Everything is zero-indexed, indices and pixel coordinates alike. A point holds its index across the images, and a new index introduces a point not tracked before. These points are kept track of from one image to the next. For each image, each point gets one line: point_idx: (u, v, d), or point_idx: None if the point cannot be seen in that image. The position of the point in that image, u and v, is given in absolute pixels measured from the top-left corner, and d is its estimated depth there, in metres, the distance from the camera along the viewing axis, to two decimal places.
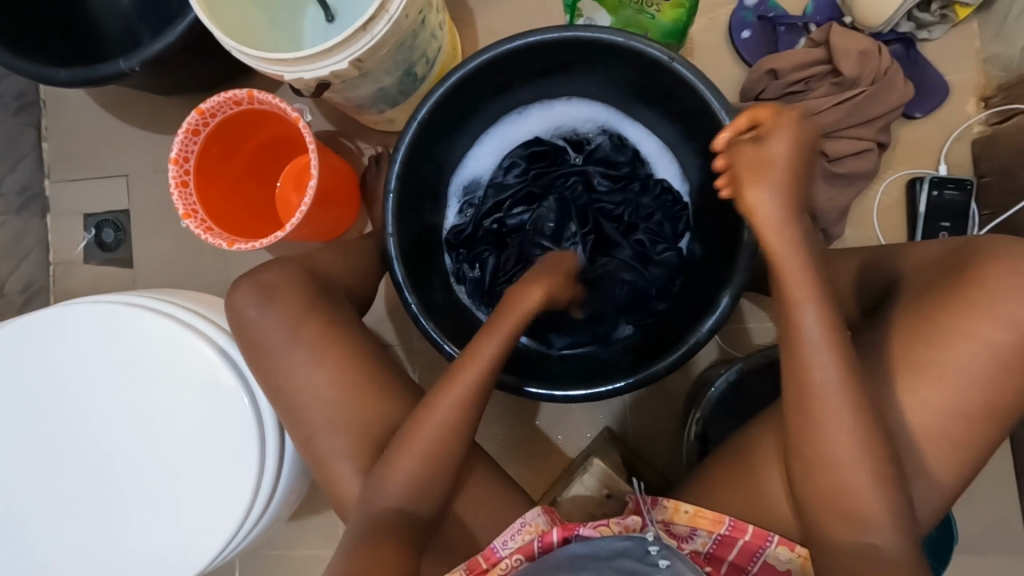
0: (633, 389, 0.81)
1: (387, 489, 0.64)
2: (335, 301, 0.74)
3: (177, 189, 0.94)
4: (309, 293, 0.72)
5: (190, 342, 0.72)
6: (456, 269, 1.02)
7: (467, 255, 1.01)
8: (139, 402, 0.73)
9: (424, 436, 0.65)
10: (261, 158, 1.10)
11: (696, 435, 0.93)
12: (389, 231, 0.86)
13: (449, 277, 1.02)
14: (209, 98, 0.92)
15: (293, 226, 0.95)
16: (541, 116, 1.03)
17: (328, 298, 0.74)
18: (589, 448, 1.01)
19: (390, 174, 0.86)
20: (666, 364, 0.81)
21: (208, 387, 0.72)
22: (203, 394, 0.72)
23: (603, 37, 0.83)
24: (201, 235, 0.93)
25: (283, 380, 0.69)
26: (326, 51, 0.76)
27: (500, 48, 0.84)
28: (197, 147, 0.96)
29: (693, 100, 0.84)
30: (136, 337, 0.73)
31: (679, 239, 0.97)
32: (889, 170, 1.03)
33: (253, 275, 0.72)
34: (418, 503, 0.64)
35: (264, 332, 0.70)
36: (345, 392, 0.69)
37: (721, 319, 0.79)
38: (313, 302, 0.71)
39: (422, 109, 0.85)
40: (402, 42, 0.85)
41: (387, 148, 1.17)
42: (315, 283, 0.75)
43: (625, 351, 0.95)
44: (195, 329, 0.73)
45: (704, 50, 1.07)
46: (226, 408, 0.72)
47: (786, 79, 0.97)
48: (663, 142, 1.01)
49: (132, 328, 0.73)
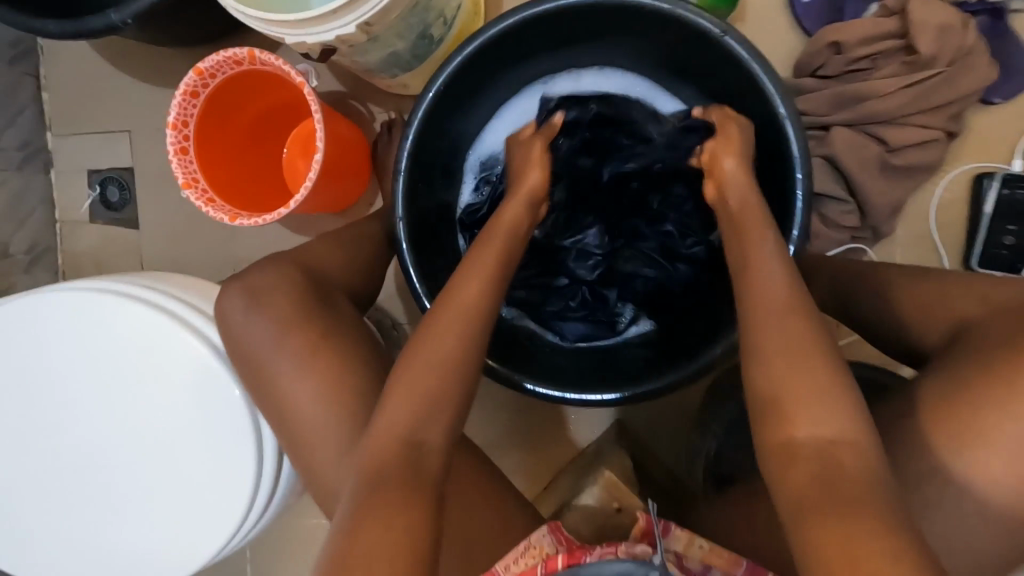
0: (645, 399, 0.76)
1: (389, 428, 0.59)
2: (335, 297, 0.70)
3: (176, 157, 0.88)
4: (304, 290, 0.68)
5: (181, 337, 0.68)
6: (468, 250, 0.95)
7: None
8: (130, 397, 0.70)
9: (434, 368, 0.61)
10: (266, 124, 1.02)
11: (711, 455, 0.87)
12: (397, 214, 0.79)
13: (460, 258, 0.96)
14: (208, 56, 0.85)
15: (298, 202, 0.89)
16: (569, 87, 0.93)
17: (326, 295, 0.69)
18: (600, 445, 1.00)
19: (400, 153, 0.79)
20: (683, 374, 0.76)
21: (201, 388, 0.69)
22: (196, 395, 0.69)
23: (644, 3, 0.72)
24: (202, 207, 0.89)
25: (270, 382, 0.65)
26: (330, 13, 0.67)
27: (526, 13, 0.75)
28: (197, 111, 0.90)
29: (742, 80, 0.74)
30: (124, 329, 0.69)
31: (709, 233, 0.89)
32: (955, 162, 0.92)
33: (242, 277, 0.68)
34: (430, 442, 0.59)
35: (251, 338, 0.66)
36: (339, 402, 0.64)
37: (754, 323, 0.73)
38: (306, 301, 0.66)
39: (437, 80, 0.77)
40: (418, 2, 0.76)
41: (400, 114, 1.10)
42: (311, 278, 0.70)
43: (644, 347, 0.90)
44: (188, 322, 0.69)
45: (758, 15, 0.95)
46: (219, 403, 0.69)
47: (851, 55, 0.86)
48: None
49: (120, 320, 0.69)
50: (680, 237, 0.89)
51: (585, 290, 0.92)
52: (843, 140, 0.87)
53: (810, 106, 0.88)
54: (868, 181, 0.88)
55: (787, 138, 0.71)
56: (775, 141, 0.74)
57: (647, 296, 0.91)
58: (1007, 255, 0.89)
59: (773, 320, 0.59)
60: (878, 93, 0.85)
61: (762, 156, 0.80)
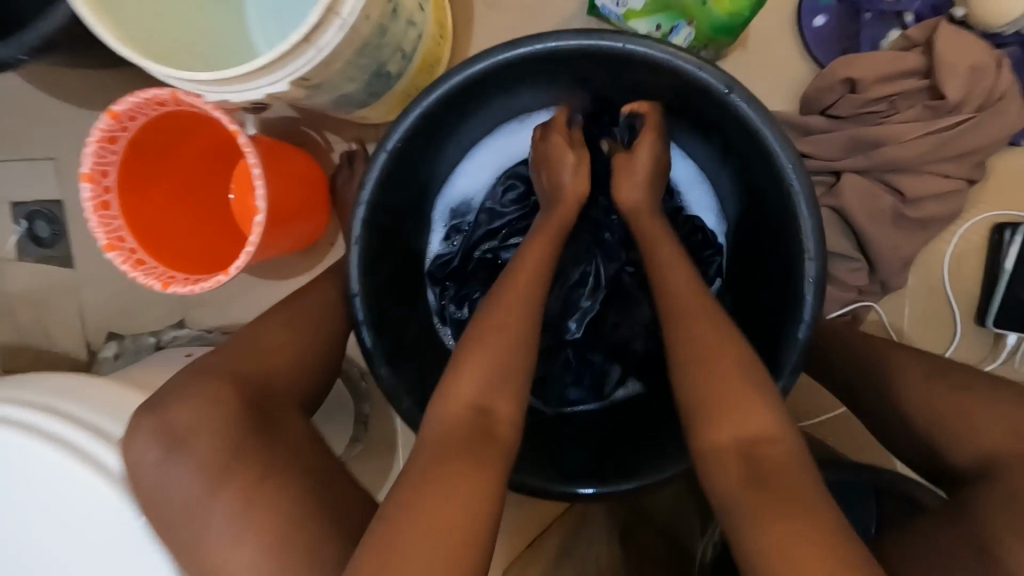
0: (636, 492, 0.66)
1: (454, 398, 0.54)
2: (281, 415, 0.59)
3: (96, 213, 0.75)
4: (238, 415, 0.56)
5: (88, 479, 0.55)
6: (439, 308, 0.83)
7: (455, 292, 0.82)
8: (30, 547, 0.57)
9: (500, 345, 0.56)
10: (207, 162, 0.90)
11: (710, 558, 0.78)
12: (354, 289, 0.69)
13: (432, 317, 0.83)
14: (122, 99, 0.72)
15: (239, 268, 0.77)
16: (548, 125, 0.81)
17: (271, 413, 0.58)
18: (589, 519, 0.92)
19: (353, 221, 0.68)
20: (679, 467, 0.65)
21: (112, 547, 0.55)
22: (107, 553, 0.56)
23: (637, 49, 0.61)
24: (129, 272, 0.77)
25: (194, 535, 0.53)
26: (256, 70, 0.55)
27: (494, 58, 0.63)
28: (118, 157, 0.77)
29: (746, 141, 0.63)
30: (23, 463, 0.57)
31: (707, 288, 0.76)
32: (974, 209, 0.84)
33: (161, 410, 0.56)
34: (500, 413, 0.54)
35: (175, 492, 0.54)
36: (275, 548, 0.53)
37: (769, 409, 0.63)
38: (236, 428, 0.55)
39: (391, 139, 0.66)
40: (367, 42, 0.63)
41: (363, 145, 0.97)
42: (250, 391, 0.58)
43: (637, 413, 0.80)
44: (91, 457, 0.56)
45: (764, 40, 0.83)
46: (134, 566, 0.55)
47: (866, 95, 0.76)
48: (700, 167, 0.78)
49: (18, 451, 0.56)
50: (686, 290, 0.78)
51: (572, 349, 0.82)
52: (853, 188, 0.78)
53: (818, 149, 0.79)
54: (880, 234, 0.79)
55: (797, 214, 0.60)
56: (781, 213, 0.63)
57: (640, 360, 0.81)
58: None
59: (787, 444, 0.51)
60: (895, 139, 0.75)
61: (763, 222, 0.68)
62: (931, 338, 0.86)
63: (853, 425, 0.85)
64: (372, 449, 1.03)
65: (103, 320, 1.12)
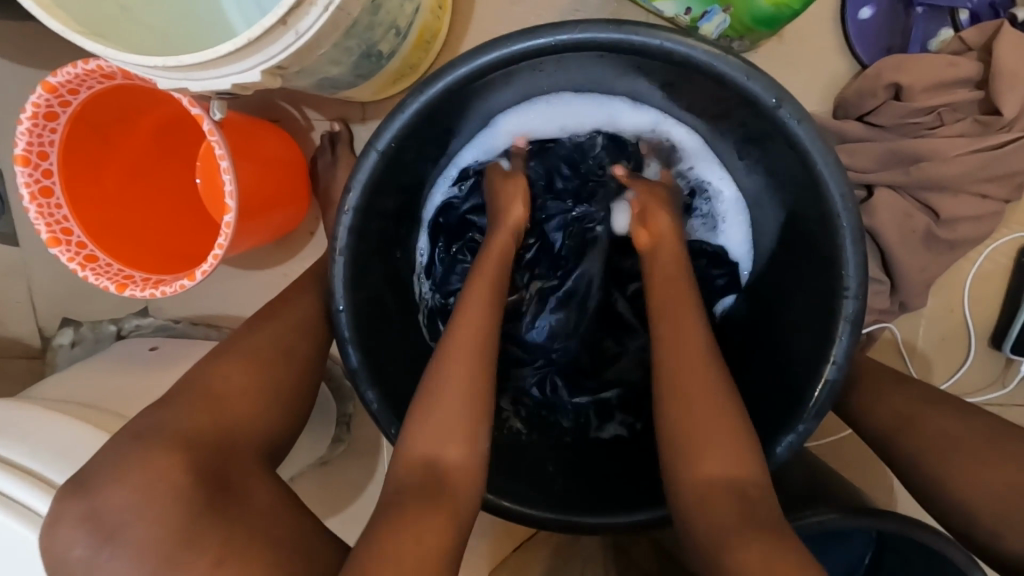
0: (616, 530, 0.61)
1: (417, 440, 0.53)
2: (242, 461, 0.54)
3: (35, 202, 0.65)
4: (191, 469, 0.50)
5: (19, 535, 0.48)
6: (429, 262, 0.75)
7: (447, 256, 0.75)
8: None
9: (456, 395, 0.54)
10: (166, 139, 0.79)
11: None
12: (338, 303, 0.62)
13: (416, 271, 0.76)
14: (61, 69, 0.61)
15: (205, 270, 0.67)
16: (593, 106, 0.71)
17: (225, 472, 0.52)
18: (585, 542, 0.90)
19: (337, 229, 0.60)
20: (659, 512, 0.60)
21: None
22: None
23: (677, 49, 0.52)
24: (77, 271, 0.67)
25: None
26: (223, 57, 0.45)
27: (509, 49, 0.54)
28: (57, 136, 0.66)
29: (790, 159, 0.56)
30: None
31: (715, 304, 0.73)
32: (1003, 229, 0.79)
33: (98, 475, 0.48)
34: (449, 464, 0.52)
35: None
36: None
37: (790, 449, 0.58)
38: (192, 496, 0.49)
39: (385, 135, 0.57)
40: (356, 22, 0.54)
41: (346, 125, 0.87)
42: (206, 457, 0.51)
43: (617, 428, 0.75)
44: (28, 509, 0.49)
45: (802, 31, 0.75)
46: None
47: (913, 104, 0.69)
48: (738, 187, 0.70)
49: None
50: (704, 291, 0.73)
51: (543, 360, 0.77)
52: (886, 206, 0.71)
53: (854, 159, 0.72)
54: (909, 257, 0.73)
55: (839, 247, 0.54)
56: (820, 241, 0.57)
57: (645, 357, 0.76)
58: None
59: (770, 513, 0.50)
60: (939, 154, 0.69)
61: (801, 249, 0.61)
62: (945, 360, 0.83)
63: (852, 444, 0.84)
64: (354, 452, 0.97)
65: (54, 305, 1.01)
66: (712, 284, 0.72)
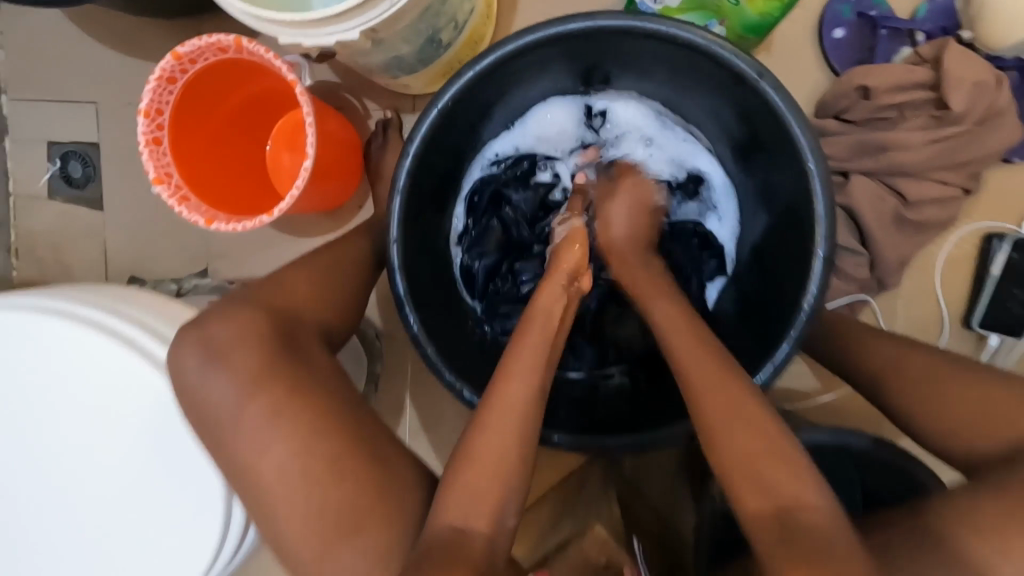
0: (624, 448, 0.68)
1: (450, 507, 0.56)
2: (306, 342, 0.64)
3: (148, 147, 0.78)
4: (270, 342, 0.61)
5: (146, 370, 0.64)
6: (465, 229, 0.87)
7: (477, 228, 0.87)
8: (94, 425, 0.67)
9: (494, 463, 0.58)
10: (248, 115, 0.94)
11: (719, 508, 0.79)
12: (391, 237, 0.72)
13: (451, 237, 0.87)
14: (188, 42, 0.76)
15: (281, 210, 0.80)
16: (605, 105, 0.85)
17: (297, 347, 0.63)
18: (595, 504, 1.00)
19: (398, 171, 0.71)
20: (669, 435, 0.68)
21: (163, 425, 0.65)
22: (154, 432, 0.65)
23: (681, 34, 0.66)
24: (175, 207, 0.79)
25: (225, 434, 0.59)
26: (334, 16, 0.60)
27: (548, 30, 0.68)
28: (172, 98, 0.81)
29: (773, 128, 0.69)
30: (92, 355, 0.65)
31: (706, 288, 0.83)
32: (967, 219, 0.90)
33: (201, 328, 0.61)
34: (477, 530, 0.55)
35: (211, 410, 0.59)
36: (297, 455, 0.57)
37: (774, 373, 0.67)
38: (271, 361, 0.60)
39: (444, 96, 0.70)
40: (428, 5, 0.69)
41: (398, 114, 1.02)
42: (280, 325, 0.63)
43: (623, 381, 0.84)
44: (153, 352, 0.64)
45: (786, 46, 0.90)
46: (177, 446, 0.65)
47: (879, 102, 0.82)
48: (729, 174, 0.84)
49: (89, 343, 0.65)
50: (698, 273, 0.83)
51: None
52: (862, 188, 0.84)
53: (832, 149, 0.85)
54: (884, 236, 0.84)
55: (812, 196, 0.65)
56: (799, 194, 0.68)
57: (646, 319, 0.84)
58: (1009, 319, 0.87)
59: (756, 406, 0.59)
60: (904, 144, 0.82)
61: (786, 210, 0.73)
62: (921, 336, 0.92)
63: (837, 408, 0.92)
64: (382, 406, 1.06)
65: (126, 263, 1.14)
66: (704, 267, 0.83)
